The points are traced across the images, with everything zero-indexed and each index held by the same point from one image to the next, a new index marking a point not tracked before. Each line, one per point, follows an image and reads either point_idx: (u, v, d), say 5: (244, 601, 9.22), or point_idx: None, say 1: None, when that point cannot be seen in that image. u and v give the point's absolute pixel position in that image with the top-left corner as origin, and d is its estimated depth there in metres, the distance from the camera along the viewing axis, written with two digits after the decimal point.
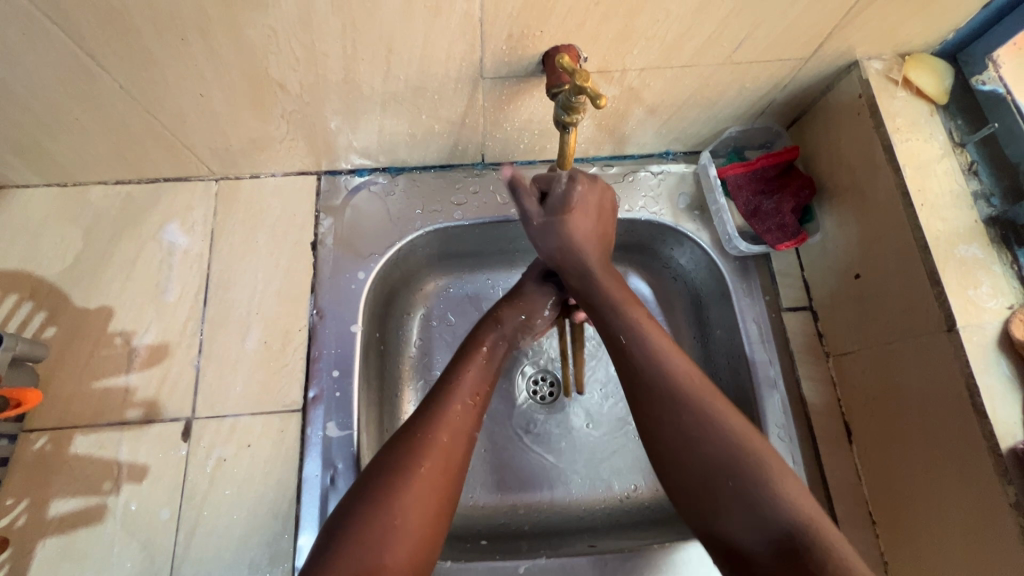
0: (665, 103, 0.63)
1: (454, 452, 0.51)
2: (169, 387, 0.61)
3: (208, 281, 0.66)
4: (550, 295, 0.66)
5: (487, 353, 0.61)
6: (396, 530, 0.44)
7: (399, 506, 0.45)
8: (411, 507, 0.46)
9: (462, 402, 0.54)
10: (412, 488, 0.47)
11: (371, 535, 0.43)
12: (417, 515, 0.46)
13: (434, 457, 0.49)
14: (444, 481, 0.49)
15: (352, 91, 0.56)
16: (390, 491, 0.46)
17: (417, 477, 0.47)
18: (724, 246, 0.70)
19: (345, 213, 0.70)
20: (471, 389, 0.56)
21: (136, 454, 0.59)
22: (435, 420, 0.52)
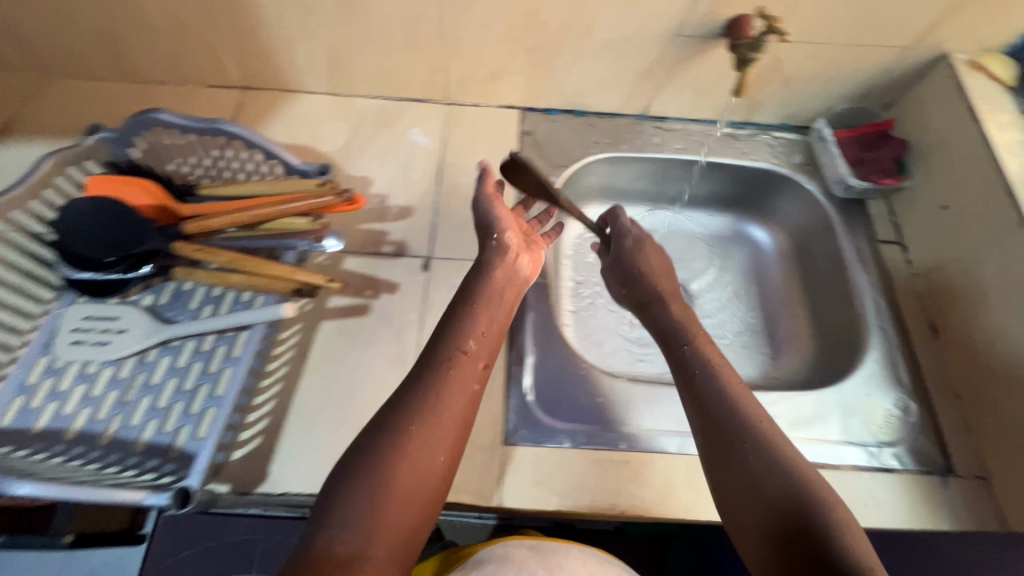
0: (797, 75, 0.86)
1: (449, 428, 0.56)
2: (413, 235, 0.81)
3: (441, 170, 0.87)
4: (484, 196, 0.73)
5: (488, 308, 0.66)
6: (391, 486, 0.51)
7: (394, 467, 0.52)
8: (419, 469, 0.53)
9: (465, 366, 0.60)
10: (424, 450, 0.54)
11: (375, 492, 0.51)
12: (409, 472, 0.52)
13: (427, 423, 0.55)
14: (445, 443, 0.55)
15: (586, 36, 0.80)
16: (379, 450, 0.53)
17: (402, 430, 0.54)
18: (831, 192, 0.90)
19: (540, 137, 0.92)
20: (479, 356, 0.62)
21: (390, 275, 0.78)
22: (420, 386, 0.57)
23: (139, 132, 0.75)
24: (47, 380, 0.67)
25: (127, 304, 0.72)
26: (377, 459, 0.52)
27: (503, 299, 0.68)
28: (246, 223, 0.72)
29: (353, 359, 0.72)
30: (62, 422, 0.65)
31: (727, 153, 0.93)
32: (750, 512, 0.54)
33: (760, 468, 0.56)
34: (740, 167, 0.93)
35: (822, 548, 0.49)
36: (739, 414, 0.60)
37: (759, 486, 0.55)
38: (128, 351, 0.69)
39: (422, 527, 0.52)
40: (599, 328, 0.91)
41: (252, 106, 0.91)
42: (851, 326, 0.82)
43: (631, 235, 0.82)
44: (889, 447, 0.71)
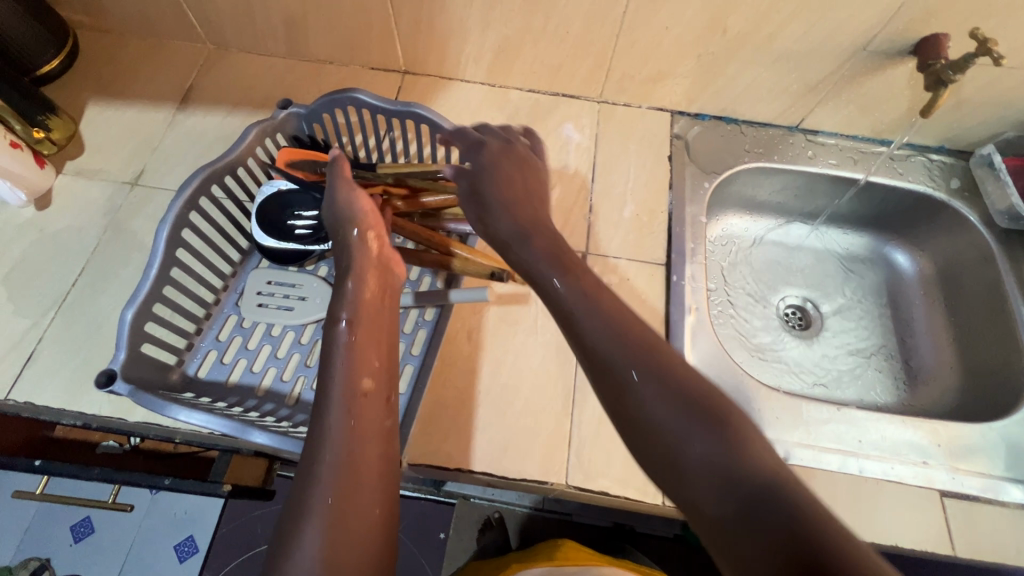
0: (974, 99, 0.83)
1: (375, 424, 0.50)
2: (569, 229, 0.83)
3: (595, 168, 0.89)
4: (338, 170, 0.66)
5: (372, 291, 0.58)
6: (346, 502, 0.45)
7: (324, 473, 0.46)
8: (352, 472, 0.46)
9: (334, 360, 0.52)
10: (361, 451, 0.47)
11: (332, 508, 0.44)
12: (361, 486, 0.46)
13: (360, 428, 0.48)
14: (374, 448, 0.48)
15: (764, 45, 0.79)
16: (336, 459, 0.46)
17: (344, 458, 0.47)
18: (994, 222, 0.87)
19: (691, 142, 0.92)
20: (364, 343, 0.54)
21: None
22: (338, 374, 0.51)
23: (329, 108, 0.78)
24: (236, 338, 0.73)
25: (306, 273, 0.75)
26: (312, 467, 0.46)
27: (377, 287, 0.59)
28: (434, 207, 0.77)
29: (517, 345, 0.74)
30: (252, 380, 0.69)
31: (880, 172, 0.92)
32: (710, 496, 0.38)
33: (654, 398, 0.43)
34: (892, 188, 0.92)
35: (755, 537, 0.35)
36: (591, 325, 0.48)
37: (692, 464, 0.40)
38: (310, 318, 0.72)
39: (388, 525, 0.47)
40: (733, 338, 0.92)
41: (413, 91, 0.94)
42: (1008, 361, 0.80)
43: (488, 155, 0.68)
44: None
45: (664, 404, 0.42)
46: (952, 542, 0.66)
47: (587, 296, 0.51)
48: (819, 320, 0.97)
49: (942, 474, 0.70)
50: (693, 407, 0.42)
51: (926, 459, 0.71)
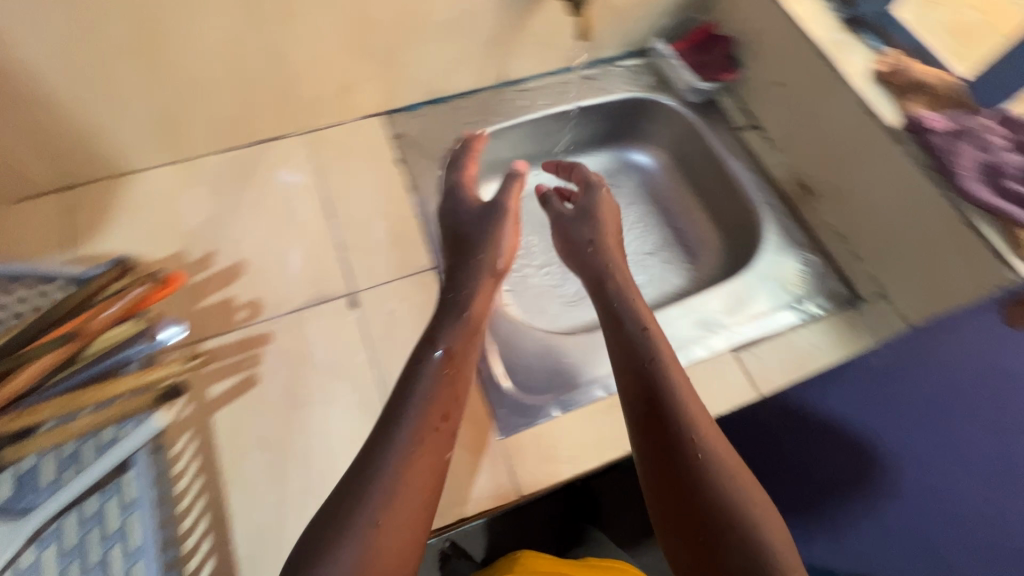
0: (623, 5, 0.90)
1: (425, 462, 0.52)
2: (326, 277, 0.77)
3: (327, 203, 0.82)
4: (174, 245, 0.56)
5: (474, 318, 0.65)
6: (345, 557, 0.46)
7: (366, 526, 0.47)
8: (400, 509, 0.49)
9: (433, 423, 0.54)
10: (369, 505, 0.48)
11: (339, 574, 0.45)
12: (398, 523, 0.48)
13: (415, 468, 0.51)
14: (432, 477, 0.52)
15: (421, 23, 0.78)
16: (359, 507, 0.48)
17: (379, 516, 0.48)
18: (687, 100, 0.98)
19: (414, 136, 0.90)
20: (438, 405, 0.55)
21: (320, 326, 0.73)
22: (417, 403, 0.55)
23: None
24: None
25: None
26: (337, 512, 0.48)
27: (473, 321, 0.65)
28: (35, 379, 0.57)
29: (317, 424, 0.67)
30: None
31: (588, 95, 0.98)
32: (653, 469, 0.53)
33: (682, 389, 0.57)
34: (603, 105, 0.99)
35: (710, 502, 0.50)
36: (631, 308, 0.67)
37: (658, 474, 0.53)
38: None
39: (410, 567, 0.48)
40: (539, 296, 0.95)
41: (87, 204, 0.78)
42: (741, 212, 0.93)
43: None
44: (808, 298, 0.82)
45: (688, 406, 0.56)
46: (756, 386, 0.75)
47: (623, 296, 0.69)
48: None
49: (729, 334, 0.79)
50: (683, 412, 0.55)
51: (715, 328, 0.79)
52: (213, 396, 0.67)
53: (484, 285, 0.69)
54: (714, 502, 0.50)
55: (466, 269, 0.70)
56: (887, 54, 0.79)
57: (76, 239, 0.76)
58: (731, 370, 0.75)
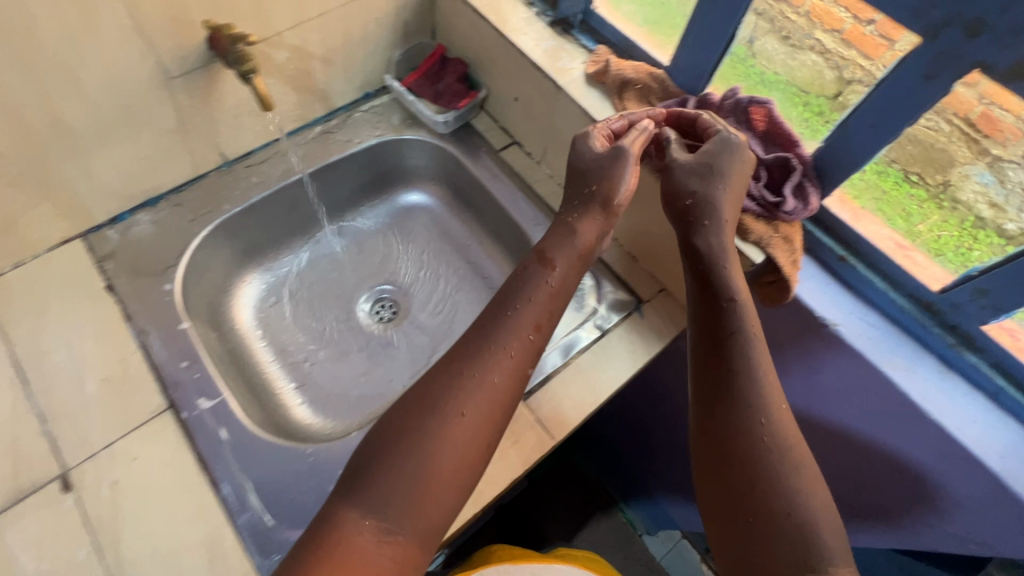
0: (332, 50, 0.82)
1: (496, 387, 0.57)
2: (28, 462, 0.63)
3: (19, 366, 0.68)
4: None
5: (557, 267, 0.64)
6: (434, 469, 0.53)
7: (438, 444, 0.53)
8: (467, 419, 0.55)
9: (508, 350, 0.59)
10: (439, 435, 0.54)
11: (412, 494, 0.52)
12: (445, 463, 0.53)
13: (476, 387, 0.57)
14: (487, 432, 0.56)
15: (66, 133, 0.65)
16: (430, 439, 0.53)
17: (441, 448, 0.53)
18: (438, 132, 0.91)
19: (127, 251, 0.77)
20: (530, 321, 0.61)
21: (25, 529, 0.59)
22: (523, 299, 0.62)
23: None
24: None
25: None
26: (403, 432, 0.54)
27: (584, 250, 0.66)
28: None
29: None
30: None
31: (331, 150, 0.88)
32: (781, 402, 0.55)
33: (747, 375, 0.56)
34: (353, 155, 0.89)
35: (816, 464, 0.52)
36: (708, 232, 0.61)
37: (717, 359, 0.58)
38: None
39: (466, 477, 0.54)
40: (337, 382, 0.86)
41: None
42: (519, 236, 0.88)
43: None
44: (598, 309, 0.79)
45: (754, 374, 0.56)
46: (551, 433, 0.69)
47: (704, 195, 0.62)
48: (403, 297, 0.94)
49: None
50: (761, 393, 0.55)
51: None
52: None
53: (591, 222, 0.67)
54: (743, 386, 0.55)
55: (579, 207, 0.68)
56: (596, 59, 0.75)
57: None
58: (522, 425, 0.69)
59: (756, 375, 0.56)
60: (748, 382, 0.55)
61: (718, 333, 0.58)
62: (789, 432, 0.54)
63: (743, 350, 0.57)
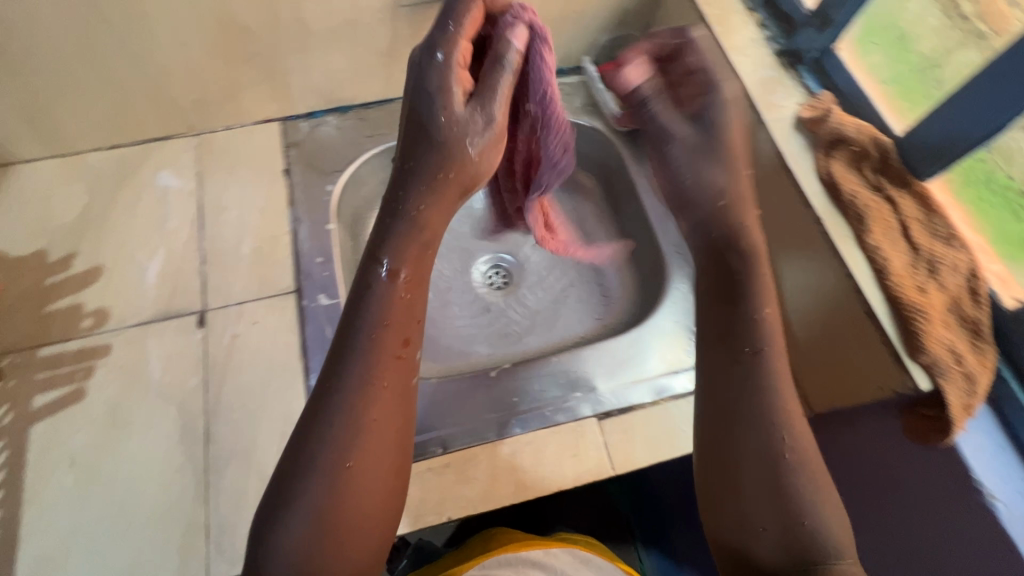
0: (544, 19, 0.83)
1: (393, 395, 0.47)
2: (182, 291, 0.74)
3: (202, 210, 0.79)
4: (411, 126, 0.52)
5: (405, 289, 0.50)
6: (350, 486, 0.44)
7: (352, 448, 0.45)
8: (370, 446, 0.45)
9: (382, 372, 0.47)
10: (320, 451, 0.45)
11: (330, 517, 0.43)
12: (367, 463, 0.45)
13: (371, 404, 0.46)
14: (395, 449, 0.46)
15: (301, 28, 0.74)
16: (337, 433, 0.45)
17: (352, 461, 0.44)
18: (614, 126, 0.89)
19: (310, 146, 0.85)
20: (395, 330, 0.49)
21: (162, 343, 0.71)
22: (366, 333, 0.48)
23: None
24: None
25: None
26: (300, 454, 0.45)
27: (427, 227, 0.51)
28: None
29: (133, 448, 0.65)
30: None
31: None
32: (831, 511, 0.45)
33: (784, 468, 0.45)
34: None
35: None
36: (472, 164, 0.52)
37: (750, 448, 0.46)
38: None
39: (392, 509, 0.46)
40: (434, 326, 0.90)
41: None
42: (656, 259, 0.84)
43: None
44: None
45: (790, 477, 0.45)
46: (612, 462, 0.66)
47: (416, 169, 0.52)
48: (518, 272, 0.97)
49: (596, 399, 0.70)
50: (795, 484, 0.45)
51: (583, 390, 0.71)
52: (37, 407, 0.66)
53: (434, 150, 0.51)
54: (754, 474, 0.46)
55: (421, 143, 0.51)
56: (468, 13, 0.52)
57: None
58: (587, 443, 0.67)
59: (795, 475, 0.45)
60: (760, 469, 0.45)
61: (728, 440, 0.47)
62: (835, 520, 0.44)
63: (758, 432, 0.46)
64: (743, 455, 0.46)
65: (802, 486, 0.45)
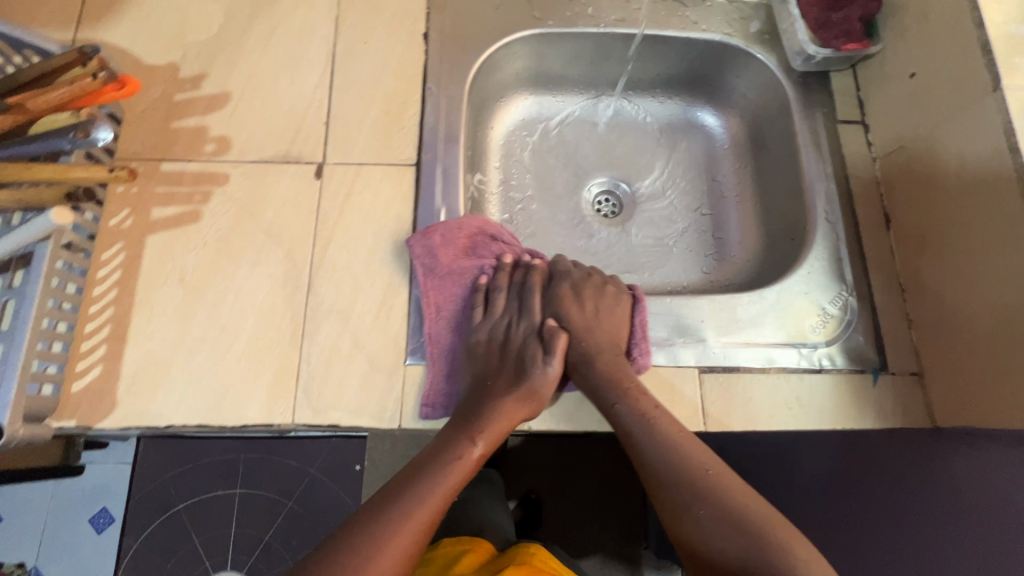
0: None
1: (425, 517, 0.52)
2: (304, 138, 0.71)
3: (334, 57, 0.75)
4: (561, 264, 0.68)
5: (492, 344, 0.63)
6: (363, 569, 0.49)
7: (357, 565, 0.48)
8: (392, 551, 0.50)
9: (422, 501, 0.53)
10: (391, 516, 0.51)
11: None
12: (393, 549, 0.50)
13: (416, 501, 0.52)
14: (427, 513, 0.52)
15: None
16: (370, 539, 0.50)
17: (382, 544, 0.50)
18: (790, 65, 0.77)
19: (453, 11, 0.77)
20: (494, 428, 0.58)
21: (278, 185, 0.69)
22: (426, 491, 0.53)
23: None
24: None
25: None
26: (351, 542, 0.50)
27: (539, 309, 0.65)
28: None
29: (237, 280, 0.65)
30: None
31: (673, 24, 0.80)
32: (721, 505, 0.50)
33: (713, 520, 0.50)
34: (689, 42, 0.81)
35: None
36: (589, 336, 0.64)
37: (697, 493, 0.51)
38: None
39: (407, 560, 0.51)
40: (534, 239, 0.85)
41: None
42: (797, 223, 0.75)
43: None
44: (823, 346, 0.67)
45: (682, 490, 0.52)
46: (705, 417, 0.63)
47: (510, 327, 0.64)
48: (629, 204, 0.89)
49: (702, 349, 0.66)
50: (697, 471, 0.53)
51: (691, 336, 0.66)
52: (156, 218, 0.67)
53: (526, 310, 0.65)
54: (699, 520, 0.50)
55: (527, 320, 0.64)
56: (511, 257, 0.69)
57: (84, 18, 0.74)
58: (684, 394, 0.64)
59: (745, 498, 0.51)
60: (718, 520, 0.50)
61: (698, 486, 0.52)
62: (777, 538, 0.48)
63: (729, 498, 0.51)
64: (691, 494, 0.51)
65: (722, 489, 0.51)
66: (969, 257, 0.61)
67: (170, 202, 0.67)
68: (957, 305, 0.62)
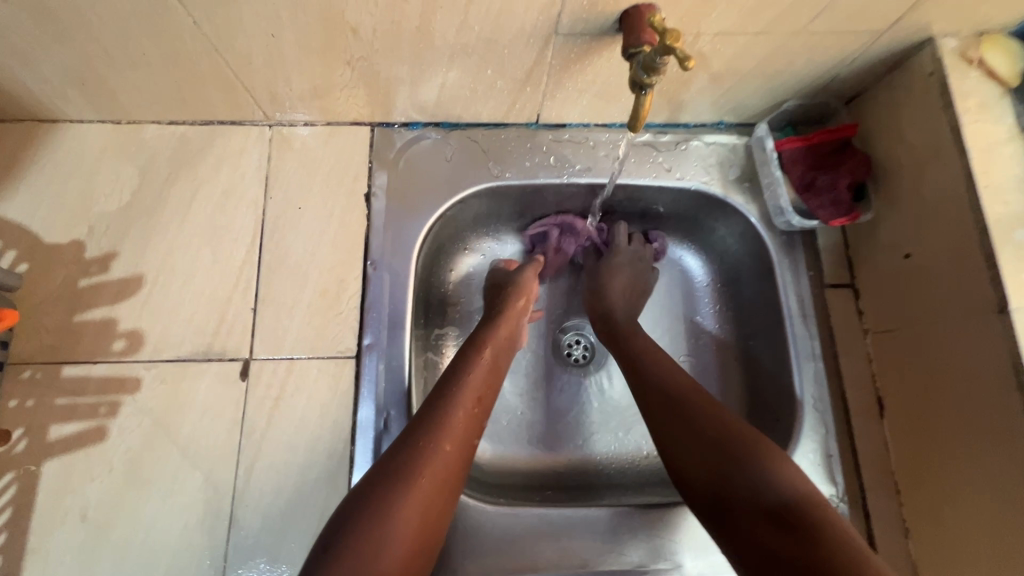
0: (730, 71, 0.62)
1: (452, 449, 0.50)
2: (228, 328, 0.63)
3: (264, 226, 0.66)
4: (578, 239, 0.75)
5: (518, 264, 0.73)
6: (389, 536, 0.44)
7: (389, 520, 0.45)
8: (416, 506, 0.46)
9: (463, 409, 0.54)
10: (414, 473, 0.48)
11: (373, 531, 0.44)
12: (412, 519, 0.46)
13: (437, 432, 0.51)
14: (447, 471, 0.49)
15: (424, 41, 0.55)
16: (389, 494, 0.46)
17: (401, 505, 0.46)
18: (772, 222, 0.70)
19: (400, 167, 0.70)
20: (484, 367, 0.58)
21: (197, 390, 0.61)
22: (439, 417, 0.52)
23: None
24: None
25: None
26: (374, 493, 0.46)
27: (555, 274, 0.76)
28: None
29: (149, 513, 0.57)
30: None
31: (645, 171, 0.72)
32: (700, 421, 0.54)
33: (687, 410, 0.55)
34: (663, 189, 0.73)
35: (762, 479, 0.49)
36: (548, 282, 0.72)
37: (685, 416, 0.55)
38: None
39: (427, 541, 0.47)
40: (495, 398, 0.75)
41: None
42: (783, 401, 0.68)
43: None
44: None
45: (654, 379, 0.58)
46: None
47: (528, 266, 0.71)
48: (602, 350, 0.79)
49: None
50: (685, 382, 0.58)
51: (665, 560, 0.60)
52: (52, 441, 0.58)
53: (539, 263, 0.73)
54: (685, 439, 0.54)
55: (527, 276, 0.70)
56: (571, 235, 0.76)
57: None
58: None
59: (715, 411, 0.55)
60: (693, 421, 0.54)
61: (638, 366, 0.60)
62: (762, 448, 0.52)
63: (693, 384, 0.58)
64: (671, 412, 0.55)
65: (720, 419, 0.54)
66: (972, 481, 0.55)
67: (69, 420, 0.59)
68: (960, 529, 0.56)
